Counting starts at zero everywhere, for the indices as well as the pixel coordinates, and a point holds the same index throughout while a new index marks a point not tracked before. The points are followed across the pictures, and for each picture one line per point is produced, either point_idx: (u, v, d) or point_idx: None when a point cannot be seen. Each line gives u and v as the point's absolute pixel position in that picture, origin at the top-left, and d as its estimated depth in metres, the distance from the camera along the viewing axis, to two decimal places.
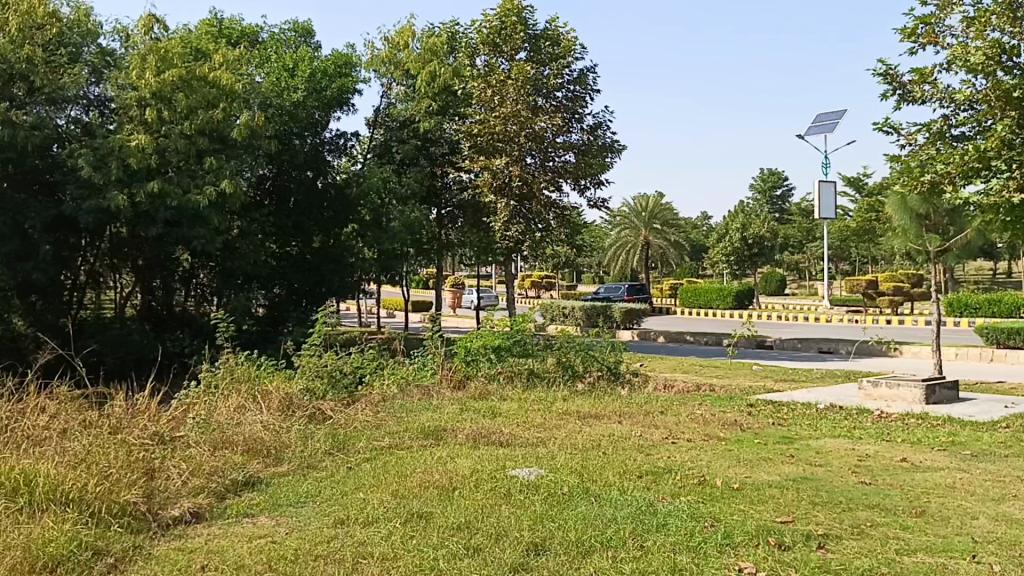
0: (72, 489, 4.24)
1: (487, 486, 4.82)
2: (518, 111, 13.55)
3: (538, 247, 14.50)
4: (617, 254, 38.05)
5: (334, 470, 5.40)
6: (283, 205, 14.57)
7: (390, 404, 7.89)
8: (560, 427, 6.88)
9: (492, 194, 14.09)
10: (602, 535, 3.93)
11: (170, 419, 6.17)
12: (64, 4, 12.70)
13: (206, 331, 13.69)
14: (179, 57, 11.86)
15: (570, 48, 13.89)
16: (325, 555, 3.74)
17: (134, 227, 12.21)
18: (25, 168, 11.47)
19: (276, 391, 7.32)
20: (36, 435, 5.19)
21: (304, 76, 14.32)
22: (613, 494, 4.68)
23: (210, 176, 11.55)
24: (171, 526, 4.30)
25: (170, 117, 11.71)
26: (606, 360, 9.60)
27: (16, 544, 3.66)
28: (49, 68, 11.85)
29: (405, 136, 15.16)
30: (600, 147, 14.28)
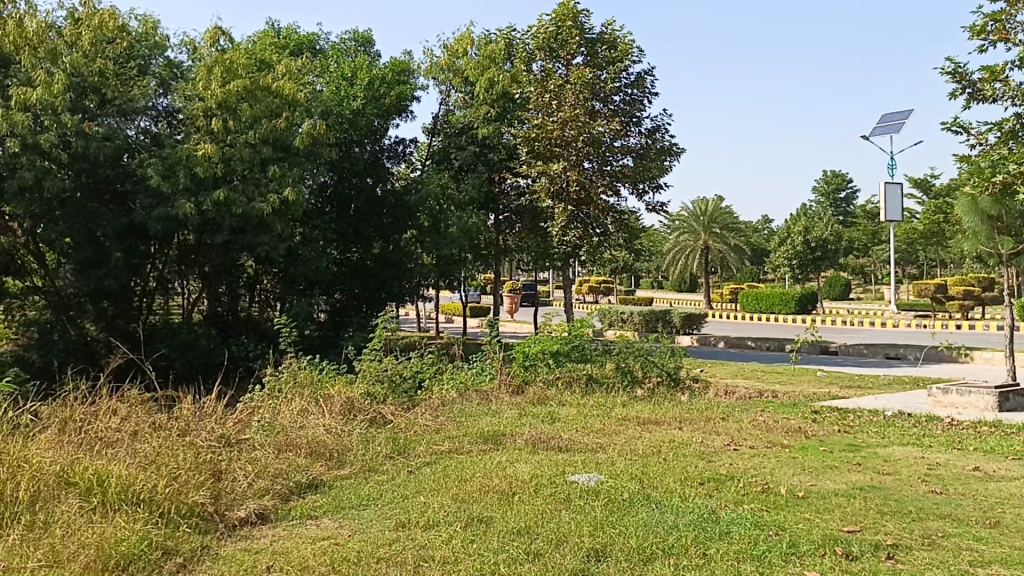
0: (142, 489, 4.35)
1: (546, 492, 4.81)
2: (576, 115, 13.52)
3: (597, 252, 14.43)
4: (676, 259, 37.70)
5: (395, 473, 5.45)
6: (343, 211, 14.76)
7: (449, 409, 7.94)
8: (619, 432, 6.84)
9: (550, 200, 14.11)
10: (664, 543, 3.90)
11: (236, 422, 6.30)
12: (133, 17, 13.11)
13: (270, 336, 14.01)
14: (243, 68, 12.13)
15: (627, 52, 13.88)
16: (387, 557, 3.77)
17: (201, 234, 12.53)
18: (97, 178, 11.83)
19: (338, 395, 7.41)
20: (108, 437, 5.34)
21: (363, 85, 14.50)
22: (675, 501, 4.63)
23: (273, 184, 11.75)
24: (237, 527, 4.39)
25: (236, 126, 11.99)
26: (666, 366, 9.48)
27: (90, 543, 3.78)
28: (119, 81, 12.27)
29: (464, 143, 15.21)
30: (659, 151, 14.18)
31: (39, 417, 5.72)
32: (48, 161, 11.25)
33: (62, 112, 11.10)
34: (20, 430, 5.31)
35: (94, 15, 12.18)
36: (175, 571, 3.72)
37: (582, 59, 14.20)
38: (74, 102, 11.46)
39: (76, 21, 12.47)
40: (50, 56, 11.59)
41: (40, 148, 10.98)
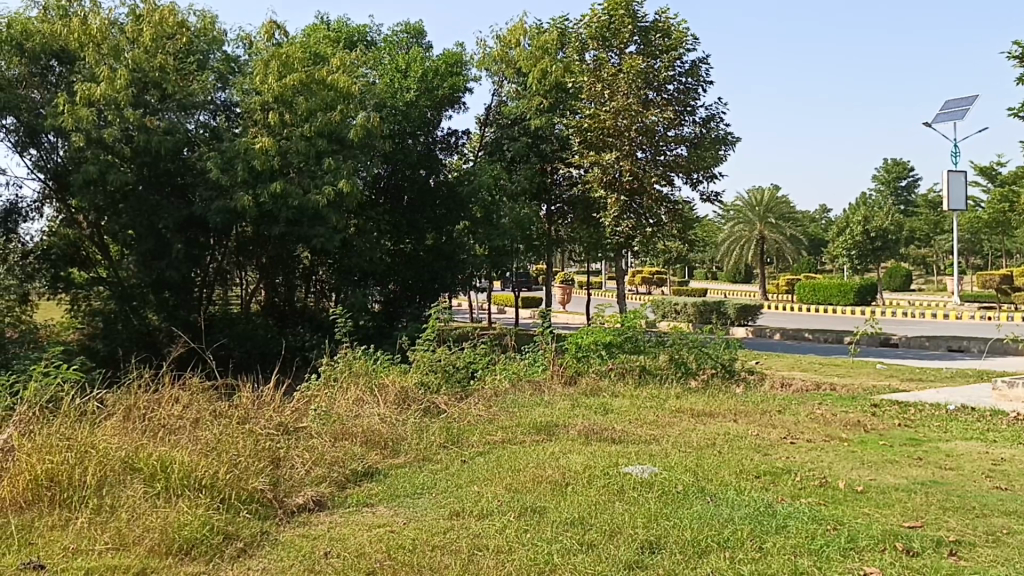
0: (204, 476, 4.46)
1: (600, 483, 4.80)
2: (629, 104, 13.41)
3: (649, 243, 14.30)
4: (731, 250, 37.24)
5: (449, 463, 5.49)
6: (397, 203, 14.91)
7: (502, 399, 7.97)
8: (673, 424, 6.79)
9: (603, 190, 14.01)
10: (719, 535, 3.86)
11: (293, 410, 6.42)
12: (191, 13, 13.37)
13: (325, 326, 14.26)
14: (299, 61, 12.27)
15: (682, 39, 13.68)
16: (443, 545, 3.81)
17: (259, 226, 12.76)
18: (159, 171, 12.13)
19: (392, 385, 7.48)
20: (171, 424, 5.48)
21: (417, 77, 14.56)
22: (730, 494, 4.59)
23: (328, 176, 11.87)
24: (295, 513, 4.48)
25: (292, 120, 12.14)
26: (721, 358, 9.38)
27: (154, 526, 3.90)
28: (179, 75, 12.55)
29: (516, 134, 15.30)
30: (713, 140, 14.00)
31: (105, 404, 5.87)
32: (112, 155, 11.57)
33: (124, 107, 11.38)
34: (87, 417, 5.46)
35: (154, 11, 12.46)
36: (236, 555, 3.81)
37: (636, 48, 14.10)
38: (135, 97, 11.76)
39: (137, 18, 12.75)
40: (112, 53, 11.84)
41: (104, 142, 11.31)
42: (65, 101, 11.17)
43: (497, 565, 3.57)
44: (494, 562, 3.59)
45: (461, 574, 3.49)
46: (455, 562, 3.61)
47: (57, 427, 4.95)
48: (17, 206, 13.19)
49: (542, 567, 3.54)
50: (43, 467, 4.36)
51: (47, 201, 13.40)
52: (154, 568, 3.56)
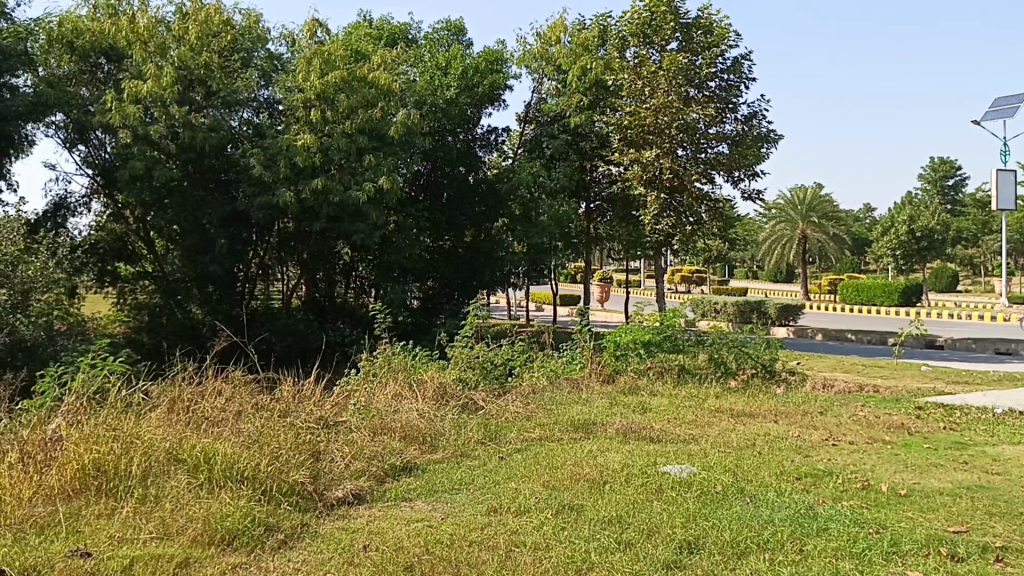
0: (246, 468, 4.53)
1: (638, 482, 4.78)
2: (670, 102, 13.32)
3: (689, 241, 14.18)
4: (772, 249, 36.84)
5: (486, 459, 5.52)
6: (436, 200, 15.03)
7: (540, 396, 7.96)
8: (712, 424, 6.74)
9: (643, 187, 13.92)
10: (759, 537, 3.83)
11: (333, 404, 6.49)
12: (237, 12, 13.57)
13: (365, 322, 14.37)
14: (341, 59, 12.36)
15: (724, 36, 13.52)
16: (479, 541, 3.83)
17: (300, 222, 12.90)
18: (203, 167, 12.32)
19: (431, 381, 7.53)
20: (214, 415, 5.56)
21: (457, 74, 14.61)
22: (770, 495, 4.55)
23: (369, 173, 11.95)
24: (335, 507, 4.53)
25: (333, 117, 12.23)
26: (762, 358, 9.25)
27: (197, 517, 3.97)
28: (224, 73, 12.74)
29: (556, 131, 15.28)
30: (755, 138, 13.83)
31: (150, 396, 5.96)
32: (158, 151, 11.77)
33: (170, 104, 11.57)
34: (132, 408, 5.56)
35: (201, 10, 12.67)
36: (276, 547, 3.86)
37: (677, 45, 13.94)
38: (182, 94, 11.95)
39: (184, 16, 12.95)
40: (159, 51, 12.11)
41: (151, 139, 11.51)
42: (113, 98, 11.38)
43: (535, 562, 3.57)
44: (531, 559, 3.60)
45: (499, 570, 3.50)
46: (492, 557, 3.63)
47: (104, 418, 5.05)
48: (66, 201, 13.49)
49: (579, 565, 3.53)
50: (91, 457, 4.44)
51: (95, 195, 13.69)
52: (197, 558, 3.62)
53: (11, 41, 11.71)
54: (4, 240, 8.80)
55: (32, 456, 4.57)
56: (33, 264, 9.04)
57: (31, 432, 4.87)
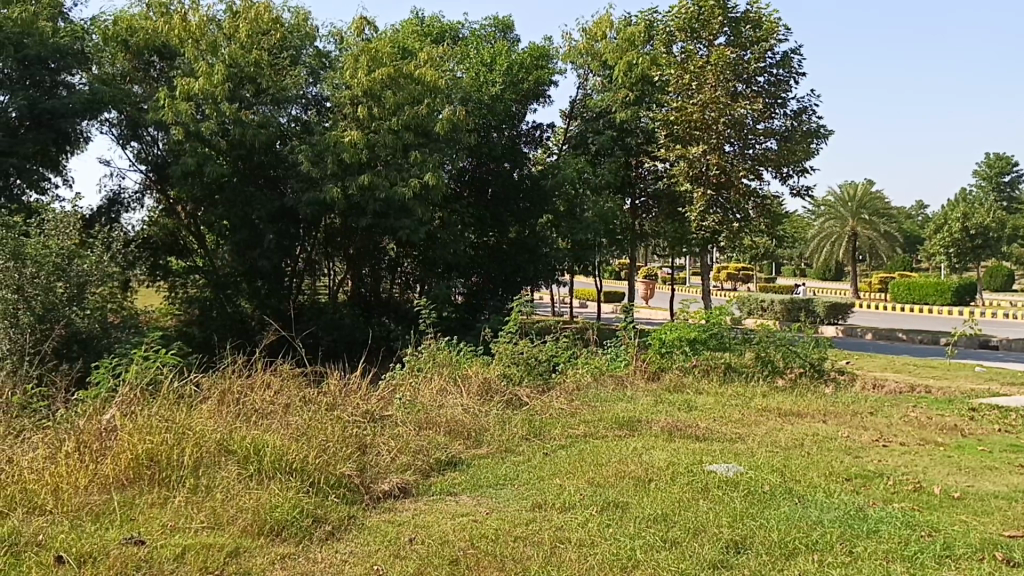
0: (295, 460, 4.59)
1: (683, 480, 4.75)
2: (717, 97, 13.17)
3: (736, 238, 13.99)
4: (821, 246, 36.29)
5: (531, 455, 5.52)
6: (481, 196, 15.08)
7: (585, 393, 7.94)
8: (759, 424, 6.66)
9: (690, 183, 13.83)
10: (808, 538, 3.78)
11: (379, 399, 6.55)
12: (286, 10, 13.72)
13: (410, 317, 14.49)
14: (388, 56, 12.43)
15: (774, 30, 13.23)
16: (524, 537, 3.84)
17: (347, 218, 13.03)
18: (252, 164, 12.51)
19: (475, 376, 7.56)
20: (263, 408, 5.64)
21: (502, 70, 14.63)
22: (820, 496, 4.48)
23: (415, 169, 12.00)
24: (382, 500, 4.58)
25: (380, 113, 12.32)
26: (810, 357, 9.12)
27: (248, 507, 4.05)
28: (273, 71, 12.91)
29: (602, 127, 15.24)
30: (805, 133, 13.58)
31: (201, 388, 6.07)
32: (209, 148, 11.98)
33: (221, 101, 11.76)
34: (184, 400, 5.66)
35: (251, 8, 12.85)
36: (324, 538, 3.91)
37: (726, 39, 13.76)
38: (232, 91, 12.14)
39: (234, 14, 13.15)
40: (211, 49, 12.34)
41: (202, 136, 11.73)
42: (166, 96, 11.60)
43: (580, 558, 3.57)
44: (576, 556, 3.59)
45: (544, 566, 3.50)
46: (536, 553, 3.63)
47: (157, 409, 5.15)
48: (120, 197, 13.81)
49: (624, 562, 3.52)
50: (144, 447, 4.53)
51: (147, 191, 13.99)
52: (247, 548, 3.69)
53: (68, 40, 12.00)
54: (61, 235, 9.03)
55: (88, 445, 4.67)
56: (90, 258, 9.26)
57: (87, 422, 4.98)
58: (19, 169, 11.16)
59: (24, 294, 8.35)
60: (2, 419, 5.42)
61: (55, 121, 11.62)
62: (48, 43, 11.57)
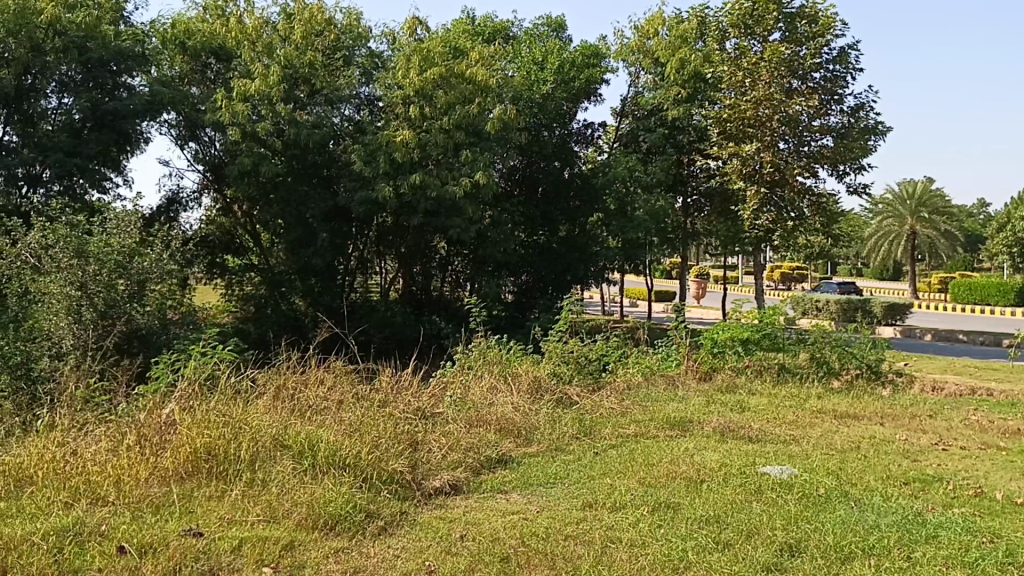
0: (348, 455, 4.65)
1: (736, 481, 4.70)
2: (771, 94, 12.87)
3: (791, 237, 13.75)
4: (878, 245, 35.58)
5: (581, 454, 5.52)
6: (532, 194, 15.19)
7: (635, 393, 7.89)
8: (814, 425, 6.56)
9: (743, 182, 13.62)
10: (864, 541, 3.72)
11: (430, 396, 6.62)
12: (339, 11, 13.86)
13: (460, 315, 14.57)
14: (439, 56, 12.49)
15: (830, 25, 12.91)
16: (575, 535, 3.84)
17: (399, 217, 13.14)
18: (306, 164, 12.70)
19: (525, 374, 7.58)
20: (317, 404, 5.72)
21: (553, 69, 14.65)
22: (876, 500, 4.39)
23: (466, 168, 12.04)
24: (433, 496, 4.62)
25: (432, 113, 12.39)
26: (867, 358, 8.94)
27: (303, 501, 4.11)
28: (327, 71, 13.08)
29: (653, 124, 15.26)
30: (863, 130, 13.30)
31: (257, 383, 6.19)
32: (265, 148, 12.23)
33: (276, 102, 11.96)
34: (241, 395, 5.78)
35: (305, 9, 13.03)
36: (376, 533, 3.96)
37: (781, 35, 13.34)
38: (288, 92, 12.35)
39: (288, 16, 13.35)
40: (266, 50, 12.55)
41: (258, 136, 11.98)
42: (224, 97, 11.85)
43: (631, 558, 3.56)
44: (626, 555, 3.58)
45: (595, 565, 3.50)
46: (588, 552, 3.63)
47: (215, 404, 5.26)
48: (179, 196, 14.14)
49: (676, 564, 3.49)
50: (202, 441, 4.63)
51: (205, 190, 14.30)
52: (302, 541, 3.74)
53: (129, 43, 12.31)
54: (122, 233, 9.27)
55: (149, 438, 4.78)
56: (149, 256, 9.50)
57: (147, 416, 5.11)
58: (82, 169, 11.48)
59: (88, 292, 8.54)
60: (67, 411, 5.60)
61: (116, 122, 11.93)
62: (110, 46, 11.90)
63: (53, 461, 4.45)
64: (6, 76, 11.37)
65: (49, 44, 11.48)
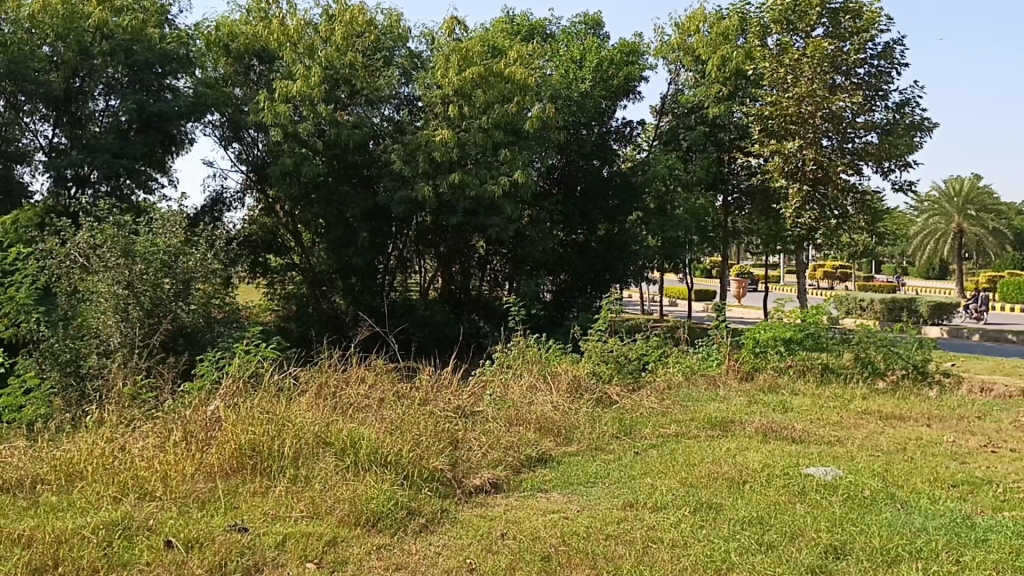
0: (389, 452, 4.68)
1: (779, 483, 4.64)
2: (814, 90, 12.68)
3: (835, 235, 13.55)
4: (924, 244, 34.99)
5: (622, 453, 5.49)
6: (570, 193, 15.02)
7: (676, 392, 7.84)
8: (859, 427, 6.46)
9: (785, 179, 13.45)
10: (911, 545, 3.65)
11: (470, 394, 6.64)
12: (380, 12, 13.94)
13: (500, 314, 14.58)
14: (478, 55, 12.51)
15: (875, 20, 12.66)
16: (616, 535, 3.82)
17: (438, 216, 13.20)
18: (347, 164, 12.81)
19: (565, 373, 7.56)
20: (358, 402, 5.77)
21: (592, 67, 14.62)
22: (923, 502, 4.31)
23: (505, 167, 12.03)
24: (473, 494, 4.64)
25: (471, 112, 12.40)
26: (913, 359, 8.77)
27: (345, 498, 4.15)
28: (367, 71, 13.16)
29: (693, 122, 15.19)
30: (908, 126, 13.05)
31: (299, 380, 6.26)
32: (306, 148, 12.36)
33: (317, 103, 12.06)
34: (284, 392, 5.86)
35: (346, 11, 13.12)
36: (417, 530, 3.98)
37: (824, 30, 13.13)
38: (329, 93, 12.46)
39: (330, 17, 13.46)
40: (308, 52, 12.66)
41: (299, 137, 12.12)
42: (266, 98, 12.00)
43: (672, 559, 3.54)
44: (668, 556, 3.56)
45: (636, 565, 3.48)
46: (628, 552, 3.62)
47: (258, 401, 5.34)
48: (222, 196, 14.34)
49: (718, 565, 3.46)
50: (247, 438, 4.69)
51: (248, 191, 14.49)
52: (344, 538, 3.78)
53: (173, 45, 12.51)
54: (167, 233, 9.43)
55: (195, 435, 4.86)
56: (193, 255, 9.65)
57: (193, 413, 5.19)
58: (128, 170, 11.69)
59: (134, 290, 8.70)
60: (116, 408, 5.71)
61: (161, 124, 12.13)
62: (155, 48, 12.11)
63: (102, 457, 4.54)
64: (55, 79, 11.65)
65: (97, 47, 11.78)
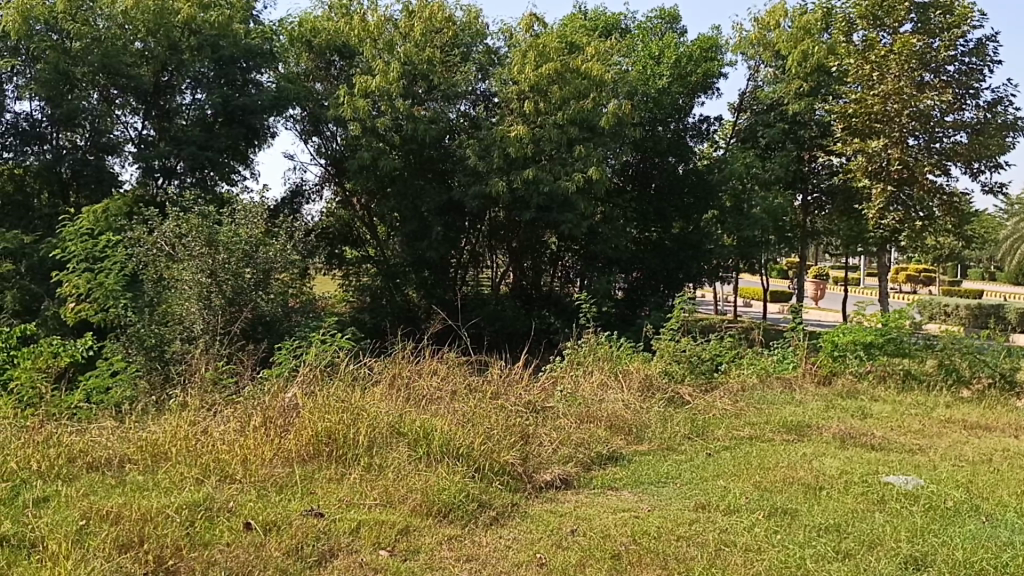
0: (461, 445, 4.74)
1: (857, 490, 4.54)
2: (900, 88, 12.25)
3: (920, 238, 13.10)
4: (1014, 248, 33.64)
5: (693, 454, 5.43)
6: (645, 190, 14.98)
7: (749, 395, 7.71)
8: (942, 436, 6.25)
9: (868, 179, 13.11)
10: (996, 559, 3.52)
11: (540, 389, 6.68)
12: (458, 8, 14.05)
13: (571, 310, 14.56)
14: (555, 51, 12.53)
15: (967, 15, 12.07)
16: (687, 537, 3.79)
17: (512, 211, 13.23)
18: (423, 158, 12.96)
19: (636, 372, 7.51)
20: (431, 394, 5.83)
21: (669, 63, 14.49)
22: (1009, 515, 4.17)
23: (579, 163, 11.99)
24: (543, 489, 4.65)
25: (546, 108, 12.40)
26: (1000, 366, 8.44)
27: (417, 488, 4.21)
28: (445, 67, 13.29)
29: (772, 120, 15.02)
30: (1000, 125, 12.52)
31: (373, 371, 6.36)
32: (383, 143, 12.55)
33: (395, 98, 12.21)
34: (359, 381, 5.97)
35: (426, 7, 13.27)
36: (488, 523, 4.01)
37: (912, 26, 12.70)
38: (406, 88, 12.61)
39: (409, 13, 13.56)
40: (387, 48, 12.85)
41: (377, 131, 12.31)
42: (346, 92, 12.21)
43: (745, 563, 3.49)
44: (741, 559, 3.52)
45: (708, 567, 3.45)
46: (701, 554, 3.58)
47: (334, 390, 5.45)
48: (302, 189, 14.67)
49: (792, 570, 3.41)
50: (323, 425, 4.79)
51: (326, 184, 14.81)
52: (416, 526, 3.84)
53: (258, 41, 12.83)
54: (249, 223, 9.70)
55: (273, 420, 4.98)
56: (273, 245, 9.89)
57: (272, 400, 5.32)
58: (213, 162, 12.02)
59: (217, 278, 8.94)
60: (197, 393, 5.88)
61: (245, 117, 12.41)
62: (240, 43, 12.44)
63: (185, 439, 4.70)
64: (146, 73, 12.07)
65: (185, 42, 12.27)
